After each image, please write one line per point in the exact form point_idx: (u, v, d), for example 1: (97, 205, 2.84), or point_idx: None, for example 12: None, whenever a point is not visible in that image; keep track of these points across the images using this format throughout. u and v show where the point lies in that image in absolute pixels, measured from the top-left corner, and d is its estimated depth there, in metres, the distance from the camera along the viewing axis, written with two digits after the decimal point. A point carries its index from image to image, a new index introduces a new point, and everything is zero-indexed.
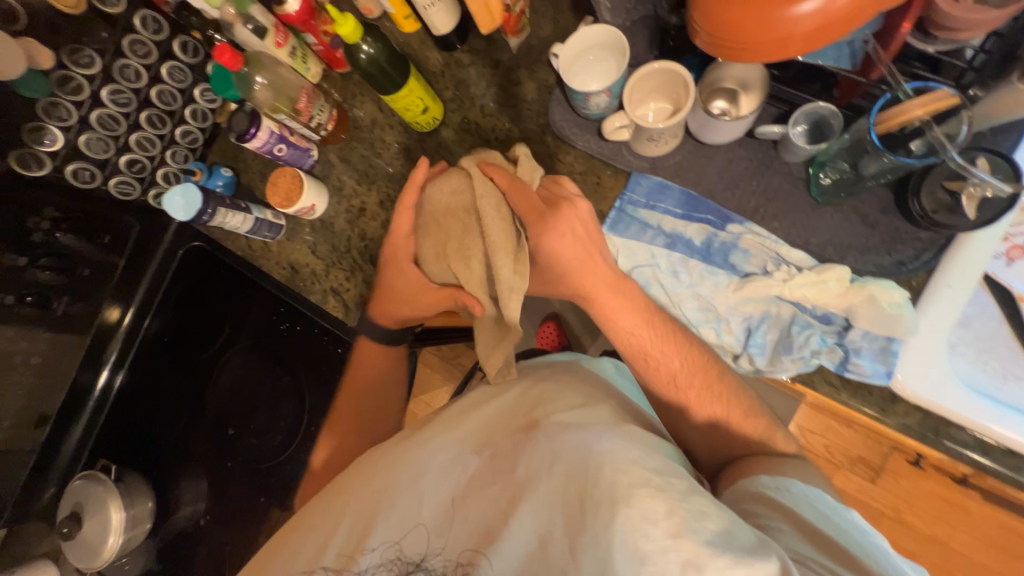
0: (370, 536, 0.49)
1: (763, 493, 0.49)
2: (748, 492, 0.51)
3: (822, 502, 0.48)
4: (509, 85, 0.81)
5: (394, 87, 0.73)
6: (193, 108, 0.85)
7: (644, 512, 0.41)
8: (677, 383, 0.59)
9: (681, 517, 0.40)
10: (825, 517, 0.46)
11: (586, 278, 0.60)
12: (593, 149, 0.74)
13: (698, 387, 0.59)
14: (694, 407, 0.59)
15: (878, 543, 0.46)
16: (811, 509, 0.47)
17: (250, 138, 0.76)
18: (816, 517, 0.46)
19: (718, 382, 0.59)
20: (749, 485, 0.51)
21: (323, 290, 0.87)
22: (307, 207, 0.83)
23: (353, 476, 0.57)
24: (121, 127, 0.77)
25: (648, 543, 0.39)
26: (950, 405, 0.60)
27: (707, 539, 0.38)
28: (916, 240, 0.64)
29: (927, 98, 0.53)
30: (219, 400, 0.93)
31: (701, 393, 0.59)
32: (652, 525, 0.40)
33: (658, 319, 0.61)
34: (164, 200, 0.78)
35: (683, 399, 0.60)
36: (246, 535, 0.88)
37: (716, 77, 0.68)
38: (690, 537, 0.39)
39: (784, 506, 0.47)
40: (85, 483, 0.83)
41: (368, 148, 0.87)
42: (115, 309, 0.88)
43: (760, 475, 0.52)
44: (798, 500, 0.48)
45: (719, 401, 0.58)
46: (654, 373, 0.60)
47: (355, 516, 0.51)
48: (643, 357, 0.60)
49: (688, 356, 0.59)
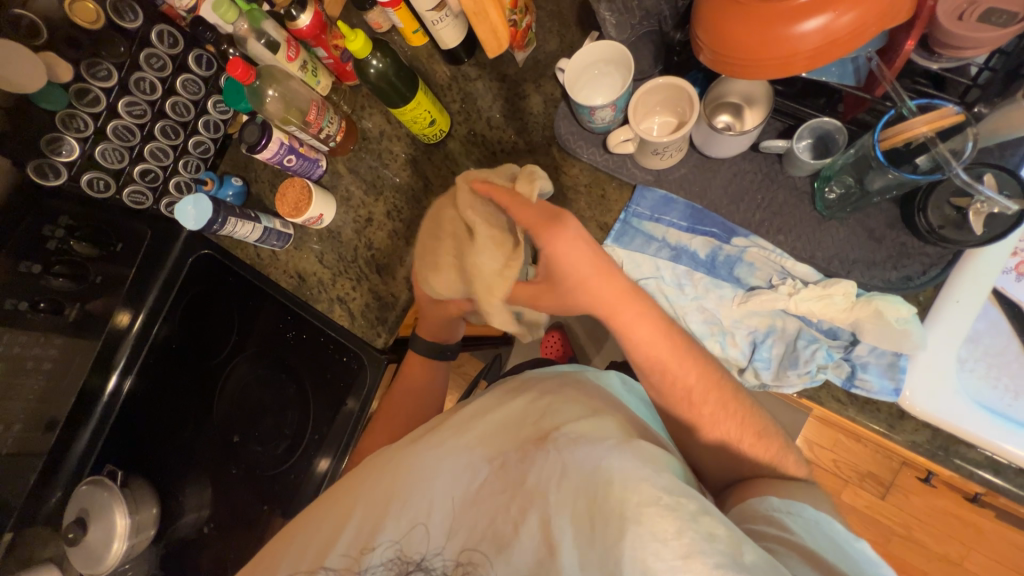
0: (376, 534, 0.49)
1: (770, 515, 0.49)
2: (755, 512, 0.50)
3: (831, 530, 0.46)
4: (516, 98, 0.82)
5: (402, 101, 0.74)
6: (205, 119, 0.87)
7: (654, 531, 0.40)
8: (691, 399, 0.58)
9: (692, 538, 0.39)
10: (831, 545, 0.44)
11: (605, 288, 0.57)
12: (598, 161, 0.75)
13: (712, 405, 0.58)
14: (702, 424, 0.59)
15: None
16: (817, 535, 0.45)
17: (260, 149, 0.77)
18: (822, 544, 0.44)
19: (731, 401, 0.58)
20: (757, 506, 0.50)
21: (329, 299, 0.89)
22: (315, 216, 0.84)
23: (359, 475, 0.57)
24: (135, 137, 0.79)
25: (659, 562, 0.39)
26: (960, 423, 0.58)
27: (718, 562, 0.38)
28: (923, 255, 0.64)
29: (932, 116, 0.52)
30: (224, 407, 0.94)
31: (715, 411, 0.58)
32: (663, 544, 0.39)
33: (672, 336, 0.58)
34: (176, 209, 0.80)
35: (696, 415, 0.59)
36: (248, 543, 0.87)
37: (721, 92, 0.69)
38: (700, 558, 0.38)
39: (792, 531, 0.46)
40: (91, 488, 0.84)
41: (376, 159, 0.88)
42: (126, 314, 0.90)
43: (771, 496, 0.51)
44: (805, 525, 0.46)
45: (729, 420, 0.57)
46: (669, 390, 0.59)
47: (364, 514, 0.51)
48: (659, 375, 0.59)
49: (703, 376, 0.58)
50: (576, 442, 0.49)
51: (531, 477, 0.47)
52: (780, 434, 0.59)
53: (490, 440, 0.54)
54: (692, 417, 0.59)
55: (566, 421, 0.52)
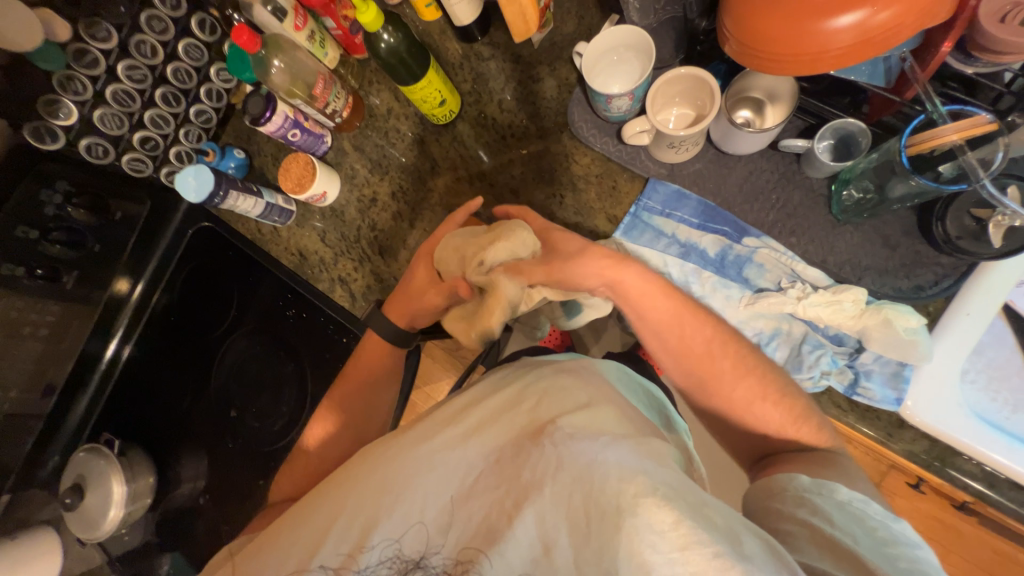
0: (370, 535, 0.48)
1: (799, 495, 0.49)
2: (783, 490, 0.50)
3: (865, 513, 0.47)
4: (529, 82, 0.80)
5: (412, 79, 0.72)
6: (207, 87, 0.85)
7: (651, 523, 0.40)
8: (712, 353, 0.59)
9: (689, 527, 0.39)
10: (855, 525, 0.45)
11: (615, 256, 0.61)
12: (611, 152, 0.74)
13: (732, 358, 0.59)
14: (713, 390, 0.60)
15: (922, 559, 0.44)
16: (852, 524, 0.46)
17: (264, 122, 0.75)
18: (857, 535, 0.44)
19: (750, 357, 0.59)
20: (785, 483, 0.50)
21: (330, 278, 0.87)
22: (318, 194, 0.82)
23: (351, 468, 0.56)
24: (135, 103, 0.76)
25: (655, 555, 0.39)
26: (959, 435, 0.58)
27: (717, 551, 0.38)
28: (936, 265, 0.63)
29: (962, 124, 0.51)
30: (223, 380, 0.93)
31: (735, 365, 0.58)
32: (659, 537, 0.39)
33: (677, 293, 0.61)
34: (177, 178, 0.78)
35: (717, 369, 0.59)
36: (243, 515, 0.88)
37: (744, 85, 0.67)
38: (698, 549, 0.38)
39: (819, 513, 0.46)
40: (88, 455, 0.84)
41: (382, 137, 0.86)
42: (125, 280, 0.89)
43: (801, 475, 0.50)
44: (837, 507, 0.47)
45: (748, 377, 0.58)
46: (688, 348, 0.60)
47: (352, 513, 0.50)
48: (675, 332, 0.60)
49: (720, 330, 0.60)
50: (571, 438, 0.48)
51: (526, 473, 0.47)
52: (812, 406, 0.59)
53: (483, 430, 0.53)
54: (688, 378, 0.61)
55: (561, 413, 0.52)
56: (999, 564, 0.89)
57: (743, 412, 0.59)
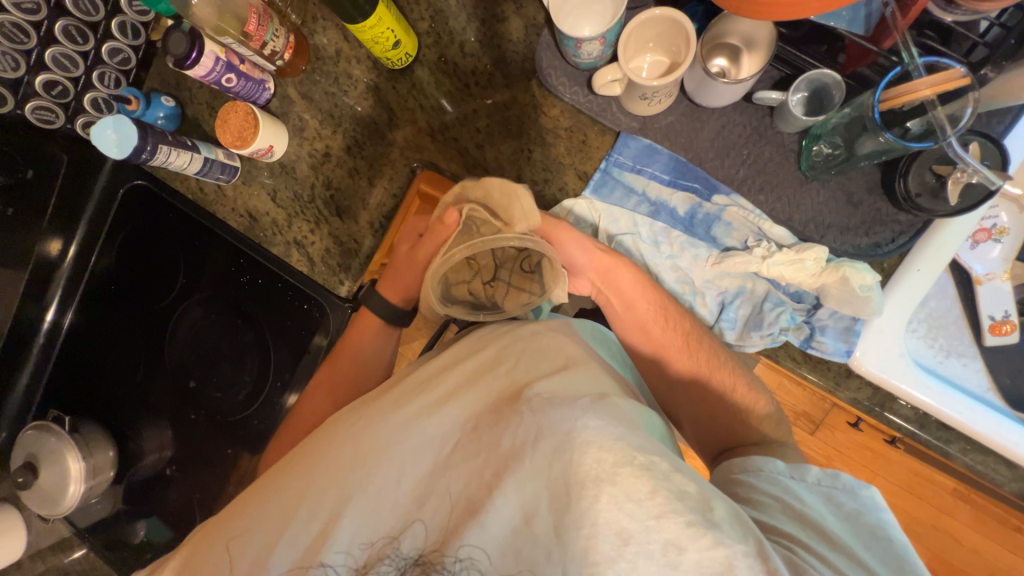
0: (342, 517, 0.47)
1: (774, 477, 0.51)
2: (758, 470, 0.53)
3: (838, 490, 0.50)
4: (493, 21, 0.74)
5: (360, 17, 0.64)
6: (119, 19, 0.73)
7: (628, 491, 0.42)
8: (690, 342, 0.62)
9: (664, 498, 0.41)
10: (826, 501, 0.49)
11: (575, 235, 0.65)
12: (581, 103, 0.69)
13: (707, 350, 0.62)
14: (687, 365, 0.62)
15: (887, 521, 0.48)
16: (820, 504, 0.49)
17: (191, 64, 0.65)
18: (825, 513, 0.48)
19: (723, 350, 0.63)
20: (761, 465, 0.53)
21: (285, 241, 0.80)
22: (263, 148, 0.74)
23: (319, 441, 0.54)
24: (31, 39, 0.66)
25: (633, 523, 0.41)
26: (897, 380, 0.61)
27: (690, 520, 0.41)
28: (895, 223, 0.64)
29: (940, 78, 0.51)
30: (178, 353, 0.86)
31: (709, 357, 0.62)
32: (637, 505, 0.41)
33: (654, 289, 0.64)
34: (93, 132, 0.68)
35: (694, 360, 0.62)
36: (210, 485, 0.84)
37: (721, 30, 0.63)
38: (672, 518, 0.41)
39: (790, 494, 0.49)
40: (37, 432, 0.80)
41: (333, 84, 0.78)
42: (56, 241, 0.83)
43: (776, 460, 0.53)
44: (809, 490, 0.50)
45: (723, 368, 0.61)
46: (671, 342, 0.62)
47: (324, 492, 0.48)
48: (662, 325, 0.63)
49: (694, 326, 0.63)
50: (549, 403, 0.48)
51: (505, 441, 0.47)
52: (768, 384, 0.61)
53: (459, 397, 0.53)
54: (655, 348, 0.63)
55: (537, 377, 0.52)
56: (920, 485, 0.99)
57: (708, 387, 0.61)
